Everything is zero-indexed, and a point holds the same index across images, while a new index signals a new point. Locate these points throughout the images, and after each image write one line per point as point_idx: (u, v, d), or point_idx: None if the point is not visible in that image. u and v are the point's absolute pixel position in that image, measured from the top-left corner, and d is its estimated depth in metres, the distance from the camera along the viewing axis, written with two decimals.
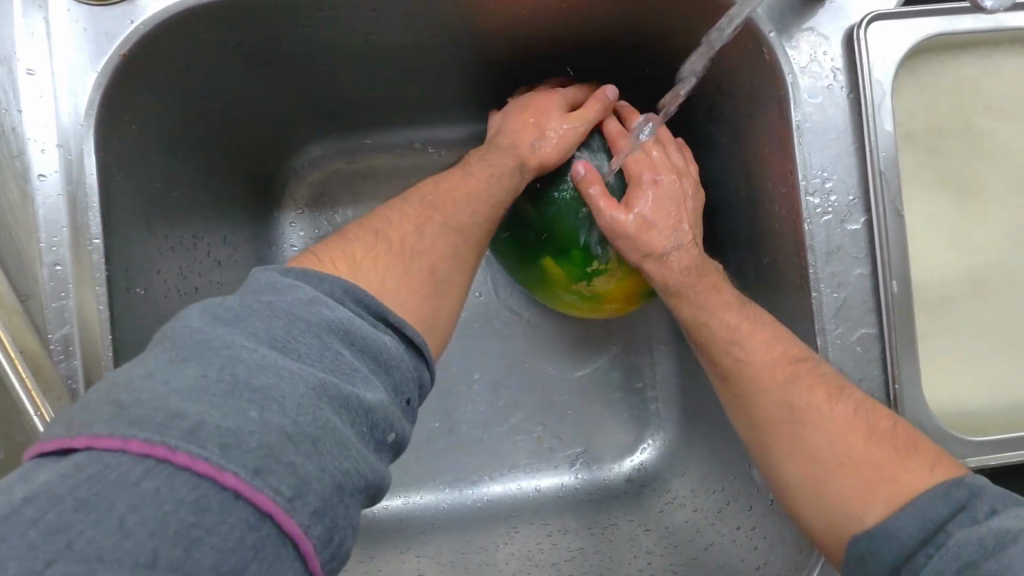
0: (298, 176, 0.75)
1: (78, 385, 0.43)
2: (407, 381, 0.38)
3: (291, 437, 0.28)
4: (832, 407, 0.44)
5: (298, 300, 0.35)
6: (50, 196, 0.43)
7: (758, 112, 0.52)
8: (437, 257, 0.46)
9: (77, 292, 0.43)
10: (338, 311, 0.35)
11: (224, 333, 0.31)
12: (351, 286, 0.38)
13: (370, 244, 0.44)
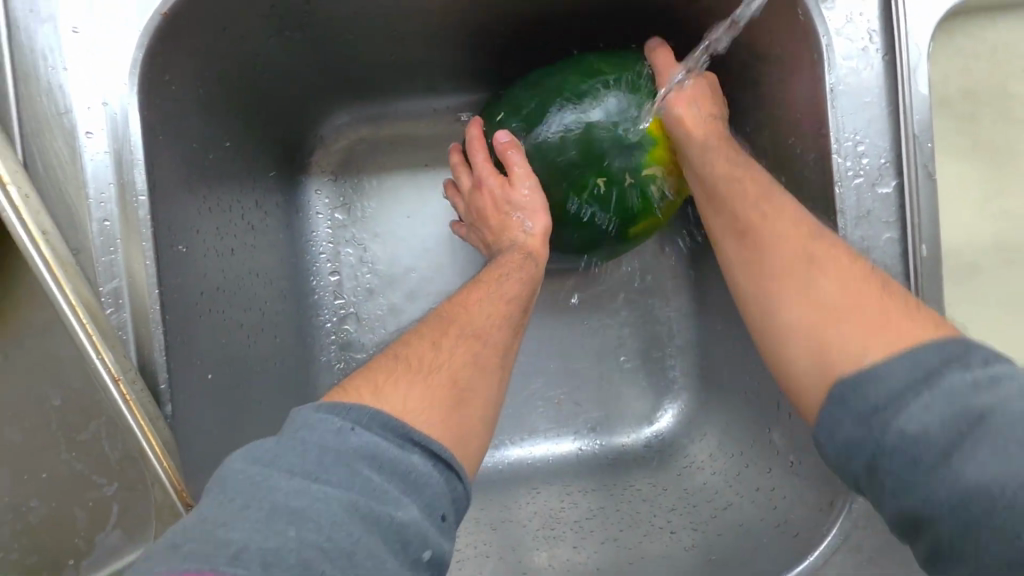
0: (324, 142, 0.76)
1: (127, 337, 0.45)
2: (441, 497, 0.37)
3: (328, 552, 0.31)
4: (846, 264, 0.43)
5: (327, 433, 0.36)
6: (97, 153, 0.44)
7: (790, 75, 0.52)
8: (456, 367, 0.44)
9: (125, 247, 0.44)
10: (365, 436, 0.36)
11: (272, 471, 0.34)
12: (377, 412, 0.38)
13: (389, 364, 0.43)
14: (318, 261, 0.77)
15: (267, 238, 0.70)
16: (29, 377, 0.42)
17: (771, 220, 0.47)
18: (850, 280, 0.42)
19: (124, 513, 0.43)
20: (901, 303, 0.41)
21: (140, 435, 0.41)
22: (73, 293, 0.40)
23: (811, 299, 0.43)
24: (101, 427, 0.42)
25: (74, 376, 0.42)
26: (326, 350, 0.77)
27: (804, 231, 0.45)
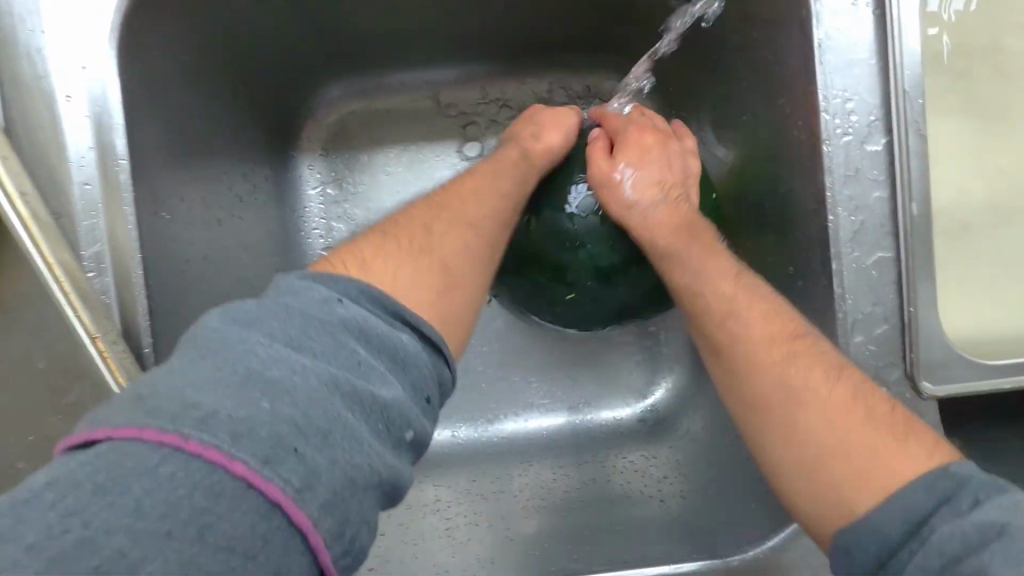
0: (315, 117, 0.76)
1: (111, 301, 0.45)
2: (425, 378, 0.37)
3: (302, 428, 0.29)
4: (827, 383, 0.42)
5: (314, 302, 0.35)
6: (77, 117, 0.44)
7: (778, 33, 0.51)
8: (448, 255, 0.45)
9: (107, 212, 0.44)
10: (355, 309, 0.36)
11: (244, 335, 0.32)
12: (358, 285, 0.37)
13: (376, 241, 0.44)
14: (311, 237, 0.77)
15: (258, 212, 0.70)
16: (15, 339, 0.43)
17: (741, 308, 0.46)
18: (842, 413, 0.40)
19: None
20: (897, 438, 0.39)
21: (119, 393, 0.41)
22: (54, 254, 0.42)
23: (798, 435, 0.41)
24: (85, 390, 0.43)
25: (59, 337, 0.43)
26: None
27: (767, 311, 0.46)
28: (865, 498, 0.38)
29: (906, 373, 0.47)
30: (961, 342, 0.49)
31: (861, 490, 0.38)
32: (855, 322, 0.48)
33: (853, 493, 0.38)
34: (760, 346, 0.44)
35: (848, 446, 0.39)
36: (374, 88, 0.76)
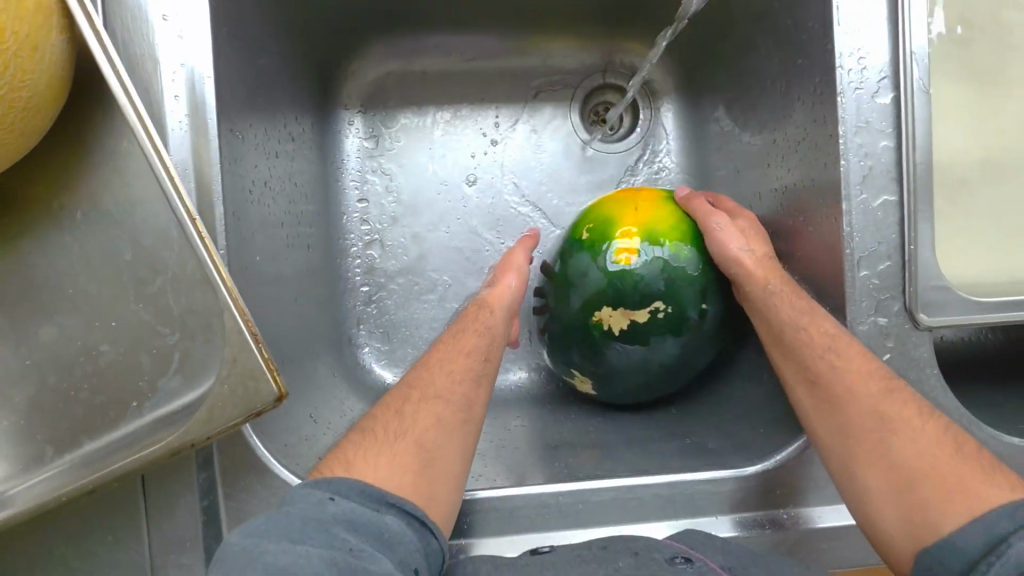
0: (357, 73, 0.81)
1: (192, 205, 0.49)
2: (413, 553, 0.41)
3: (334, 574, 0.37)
4: (920, 423, 0.47)
5: (310, 504, 0.41)
6: (169, 35, 0.49)
7: (800, 1, 0.57)
8: (424, 430, 0.49)
9: (192, 124, 0.49)
10: (343, 505, 0.42)
11: (262, 540, 0.38)
12: (354, 482, 0.44)
13: (360, 441, 0.48)
14: (348, 188, 0.82)
15: (304, 157, 0.74)
16: (104, 231, 0.47)
17: (849, 371, 0.49)
18: (924, 445, 0.46)
19: (184, 360, 0.47)
20: (977, 468, 0.44)
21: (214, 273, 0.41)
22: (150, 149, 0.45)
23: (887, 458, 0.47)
24: (167, 281, 0.47)
25: (144, 232, 0.47)
26: (351, 272, 0.81)
27: (888, 387, 0.48)
28: (952, 519, 0.42)
29: (905, 306, 0.52)
30: (954, 283, 0.54)
31: (950, 509, 0.42)
32: (861, 259, 0.53)
33: (939, 516, 0.43)
34: (884, 410, 0.48)
35: (917, 452, 0.45)
36: (415, 50, 0.81)
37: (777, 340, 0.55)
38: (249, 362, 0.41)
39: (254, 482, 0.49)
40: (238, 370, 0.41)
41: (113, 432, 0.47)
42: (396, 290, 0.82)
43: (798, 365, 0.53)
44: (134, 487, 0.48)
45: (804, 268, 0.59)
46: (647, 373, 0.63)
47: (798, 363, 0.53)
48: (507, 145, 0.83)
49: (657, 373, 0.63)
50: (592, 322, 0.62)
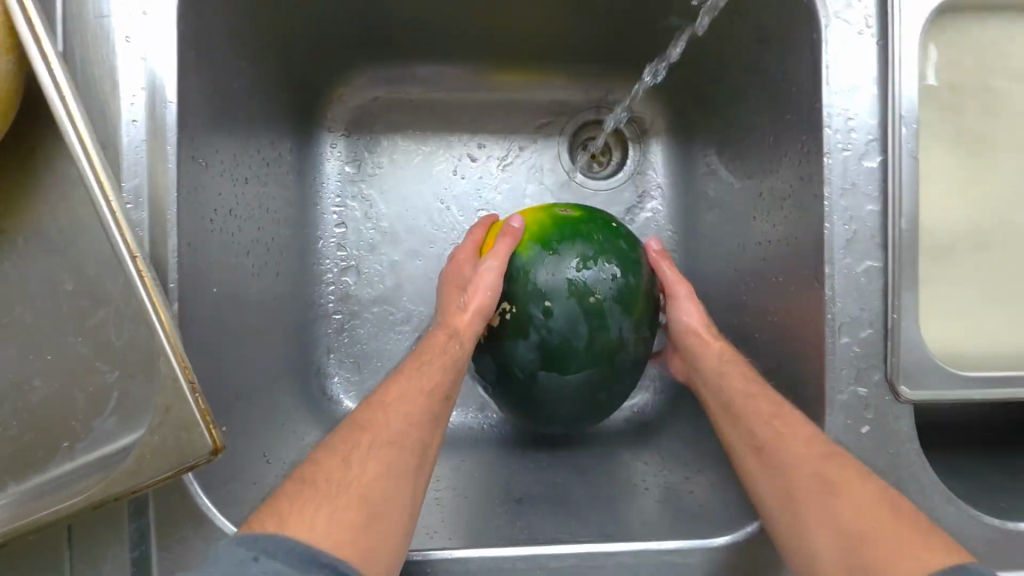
0: (342, 97, 0.79)
1: (144, 234, 0.47)
2: None
3: None
4: (861, 483, 0.44)
5: (231, 565, 0.38)
6: (133, 57, 0.47)
7: (791, 56, 0.55)
8: (371, 480, 0.45)
9: (150, 149, 0.47)
10: (266, 568, 0.38)
11: None
12: (286, 543, 0.40)
13: (296, 492, 0.44)
14: (325, 212, 0.80)
15: (280, 180, 0.72)
16: (46, 258, 0.44)
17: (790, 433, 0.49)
18: (865, 504, 0.43)
19: (122, 400, 0.44)
20: (915, 525, 0.41)
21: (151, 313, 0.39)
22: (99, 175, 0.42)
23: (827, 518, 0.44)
24: (109, 314, 0.44)
25: (89, 261, 0.44)
26: (323, 298, 0.79)
27: (819, 444, 0.47)
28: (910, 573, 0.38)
29: (886, 376, 0.50)
30: (938, 353, 0.52)
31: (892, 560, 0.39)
32: (842, 325, 0.51)
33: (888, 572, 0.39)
34: (816, 464, 0.46)
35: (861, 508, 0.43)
36: (402, 76, 0.80)
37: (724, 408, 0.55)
38: (183, 412, 0.38)
39: (191, 534, 0.45)
40: (171, 420, 0.38)
41: (39, 477, 0.44)
42: (369, 319, 0.80)
43: (742, 432, 0.52)
44: (60, 535, 0.44)
45: (785, 327, 0.58)
46: (561, 397, 0.58)
47: (745, 430, 0.52)
48: (492, 177, 0.82)
49: (591, 400, 0.58)
50: (530, 347, 0.56)
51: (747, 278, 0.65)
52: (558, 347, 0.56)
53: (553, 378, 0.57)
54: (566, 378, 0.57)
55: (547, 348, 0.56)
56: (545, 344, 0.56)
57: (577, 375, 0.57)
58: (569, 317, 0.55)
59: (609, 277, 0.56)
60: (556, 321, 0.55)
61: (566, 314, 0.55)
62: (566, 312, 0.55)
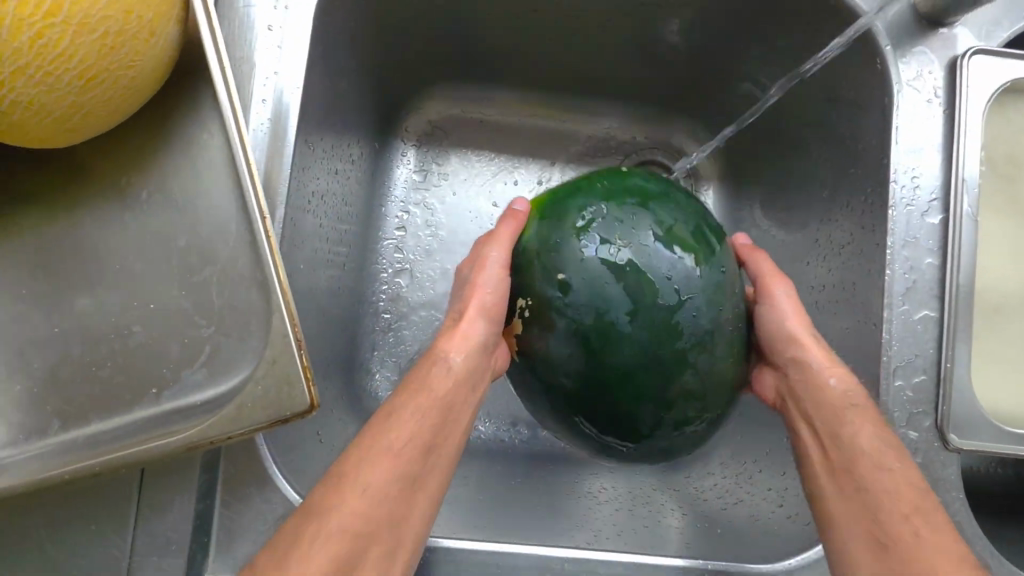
0: (420, 109, 0.84)
1: None
2: None
3: None
4: (951, 542, 0.42)
5: None
6: (270, 44, 0.51)
7: (860, 116, 0.60)
8: (371, 506, 0.44)
9: (272, 128, 0.51)
10: None
11: None
12: None
13: (299, 524, 0.42)
14: (389, 214, 0.83)
15: (357, 177, 0.76)
16: (164, 214, 0.47)
17: (892, 481, 0.46)
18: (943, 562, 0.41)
19: (214, 354, 0.46)
20: None
21: (271, 263, 0.43)
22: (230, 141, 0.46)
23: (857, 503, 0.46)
24: (214, 273, 0.47)
25: (203, 222, 0.47)
26: (375, 296, 0.81)
27: (920, 497, 0.45)
28: None
29: (937, 424, 0.52)
30: (987, 406, 0.54)
31: None
32: (897, 368, 0.53)
33: None
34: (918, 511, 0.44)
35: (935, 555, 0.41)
36: (478, 97, 0.84)
37: (830, 435, 0.50)
38: (287, 366, 0.41)
39: (255, 493, 0.47)
40: (275, 372, 0.41)
41: (125, 416, 0.45)
42: (415, 322, 0.82)
43: (853, 452, 0.48)
44: (131, 479, 0.46)
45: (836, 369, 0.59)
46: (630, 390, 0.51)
47: (837, 443, 0.49)
48: None
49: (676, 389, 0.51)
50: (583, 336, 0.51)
51: None
52: (608, 338, 0.51)
53: (626, 367, 0.51)
54: (638, 372, 0.51)
55: (597, 336, 0.51)
56: (598, 332, 0.51)
57: (652, 368, 0.51)
58: (602, 308, 0.50)
59: (653, 248, 0.51)
60: (599, 300, 0.50)
61: (600, 298, 0.50)
62: (601, 288, 0.50)
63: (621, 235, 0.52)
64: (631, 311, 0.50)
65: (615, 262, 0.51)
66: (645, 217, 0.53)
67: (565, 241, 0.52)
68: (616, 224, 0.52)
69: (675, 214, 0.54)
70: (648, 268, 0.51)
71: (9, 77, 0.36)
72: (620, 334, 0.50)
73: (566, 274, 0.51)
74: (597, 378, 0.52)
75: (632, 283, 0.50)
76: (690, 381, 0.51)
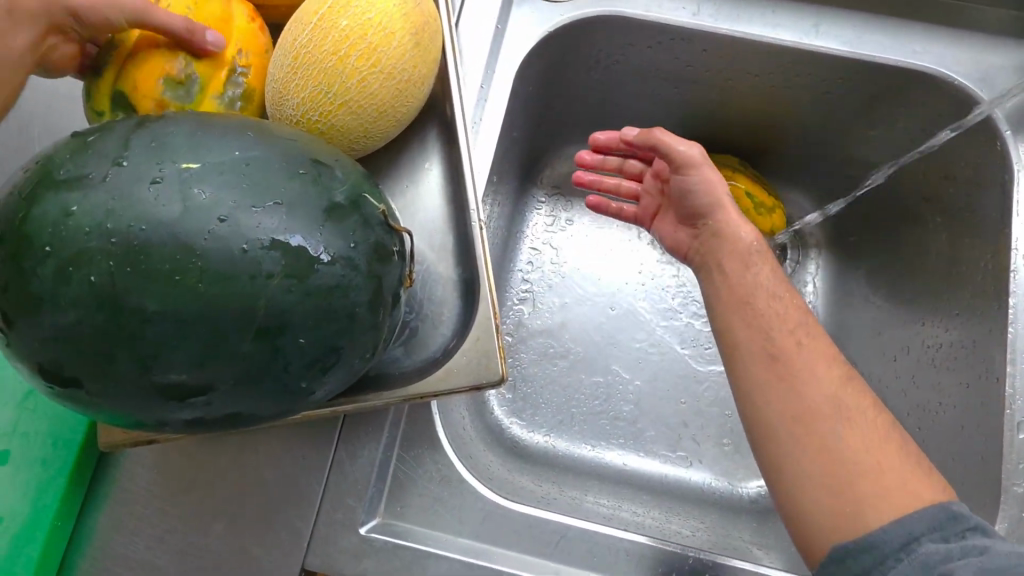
0: (555, 165, 0.94)
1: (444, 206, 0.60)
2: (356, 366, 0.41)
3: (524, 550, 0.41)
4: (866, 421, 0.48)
5: None
6: (482, 99, 0.66)
7: (977, 190, 0.66)
8: None
9: (481, 157, 0.65)
10: None
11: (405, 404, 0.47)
12: None
13: None
14: (522, 252, 0.92)
15: (503, 212, 0.87)
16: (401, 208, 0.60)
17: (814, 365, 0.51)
18: (865, 434, 0.47)
19: (415, 332, 0.56)
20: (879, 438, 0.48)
21: (483, 264, 0.55)
22: (451, 166, 0.60)
23: (829, 449, 0.47)
24: (422, 272, 0.58)
25: (416, 225, 0.59)
26: (502, 323, 0.89)
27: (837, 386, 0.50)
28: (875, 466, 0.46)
29: None
30: None
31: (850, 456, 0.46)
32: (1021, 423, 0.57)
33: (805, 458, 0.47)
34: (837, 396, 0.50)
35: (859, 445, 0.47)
36: None
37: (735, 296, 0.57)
38: (487, 343, 0.53)
39: (426, 452, 0.57)
40: (477, 348, 0.52)
41: None
42: (533, 347, 0.89)
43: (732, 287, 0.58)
44: (320, 432, 0.56)
45: (955, 421, 0.64)
46: (136, 397, 0.35)
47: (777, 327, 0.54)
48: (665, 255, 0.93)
49: (313, 324, 0.37)
50: (101, 348, 0.34)
51: (909, 376, 0.71)
52: (78, 272, 0.33)
53: (191, 275, 0.34)
54: (62, 305, 0.34)
55: (55, 235, 0.34)
56: (108, 254, 0.33)
57: (183, 278, 0.33)
58: (39, 223, 0.34)
59: (106, 182, 0.34)
60: (104, 222, 0.33)
61: (103, 208, 0.34)
62: (122, 240, 0.33)
63: (104, 163, 0.35)
64: (105, 306, 0.33)
65: (44, 212, 0.34)
66: (265, 151, 0.38)
67: (148, 139, 0.36)
68: (218, 177, 0.36)
69: (336, 239, 0.38)
70: (21, 172, 0.37)
71: (336, 108, 0.49)
72: (73, 278, 0.33)
73: (76, 173, 0.35)
74: (72, 336, 0.34)
75: (175, 235, 0.34)
76: (301, 351, 0.37)
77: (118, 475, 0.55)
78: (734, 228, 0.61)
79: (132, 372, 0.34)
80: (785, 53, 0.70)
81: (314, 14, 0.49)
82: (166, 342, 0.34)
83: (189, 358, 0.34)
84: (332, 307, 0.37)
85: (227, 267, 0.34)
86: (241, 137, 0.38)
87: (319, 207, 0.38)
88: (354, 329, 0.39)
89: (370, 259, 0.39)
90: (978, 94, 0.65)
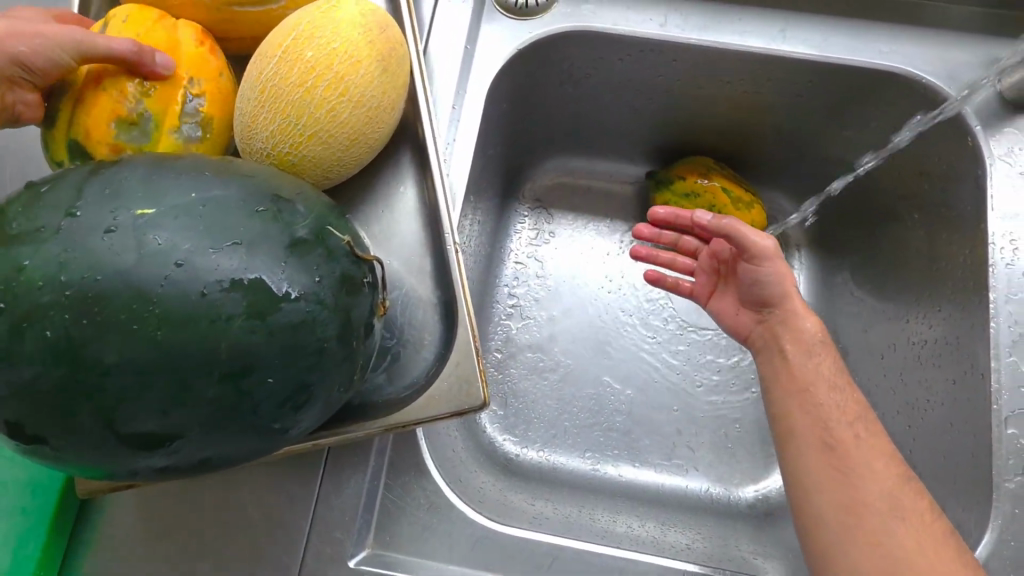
0: (534, 178, 0.94)
1: (420, 228, 0.59)
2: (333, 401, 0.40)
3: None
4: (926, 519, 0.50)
5: None
6: (454, 119, 0.66)
7: (952, 185, 0.67)
8: None
9: (455, 177, 0.65)
10: None
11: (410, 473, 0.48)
12: None
13: None
14: (506, 267, 0.92)
15: (484, 229, 0.87)
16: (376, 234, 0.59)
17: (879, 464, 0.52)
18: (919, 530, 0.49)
19: (395, 358, 0.55)
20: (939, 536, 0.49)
21: (460, 286, 0.55)
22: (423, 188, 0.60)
23: (880, 540, 0.49)
24: (399, 296, 0.57)
25: (393, 249, 0.59)
26: (489, 340, 0.89)
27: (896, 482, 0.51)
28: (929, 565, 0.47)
29: None
30: None
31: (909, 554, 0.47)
32: (1009, 417, 0.57)
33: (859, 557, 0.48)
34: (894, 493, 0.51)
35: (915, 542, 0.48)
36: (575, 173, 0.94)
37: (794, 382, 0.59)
38: (467, 366, 0.52)
39: (414, 478, 0.57)
40: (457, 371, 0.52)
41: None
42: (522, 363, 0.89)
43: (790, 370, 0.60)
44: (304, 465, 0.55)
45: (944, 418, 0.64)
46: (99, 448, 0.35)
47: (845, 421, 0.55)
48: None
49: (281, 362, 0.36)
50: (58, 400, 0.33)
51: (898, 374, 0.71)
52: (33, 326, 0.33)
53: (149, 323, 0.33)
54: (18, 359, 0.33)
55: (8, 290, 0.33)
56: (63, 306, 0.33)
57: (140, 325, 0.33)
58: None
59: (60, 233, 0.34)
60: (57, 274, 0.33)
61: (57, 260, 0.33)
62: (77, 291, 0.33)
63: (58, 213, 0.35)
64: (61, 358, 0.33)
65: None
66: (225, 190, 0.38)
67: (102, 186, 0.36)
68: (175, 220, 0.35)
69: (300, 274, 0.37)
70: None
71: (306, 139, 0.49)
72: (27, 333, 0.33)
73: (29, 226, 0.35)
74: (29, 390, 0.33)
75: (131, 283, 0.33)
76: (269, 390, 0.36)
77: (100, 520, 0.54)
78: (799, 316, 0.61)
79: (93, 423, 0.34)
80: (754, 60, 0.70)
81: (276, 47, 0.49)
82: (125, 391, 0.33)
83: (151, 405, 0.34)
84: (299, 343, 0.37)
85: (186, 311, 0.34)
86: (199, 177, 0.38)
87: (281, 242, 0.37)
88: (325, 364, 0.38)
89: (337, 291, 0.39)
90: (946, 90, 0.65)
